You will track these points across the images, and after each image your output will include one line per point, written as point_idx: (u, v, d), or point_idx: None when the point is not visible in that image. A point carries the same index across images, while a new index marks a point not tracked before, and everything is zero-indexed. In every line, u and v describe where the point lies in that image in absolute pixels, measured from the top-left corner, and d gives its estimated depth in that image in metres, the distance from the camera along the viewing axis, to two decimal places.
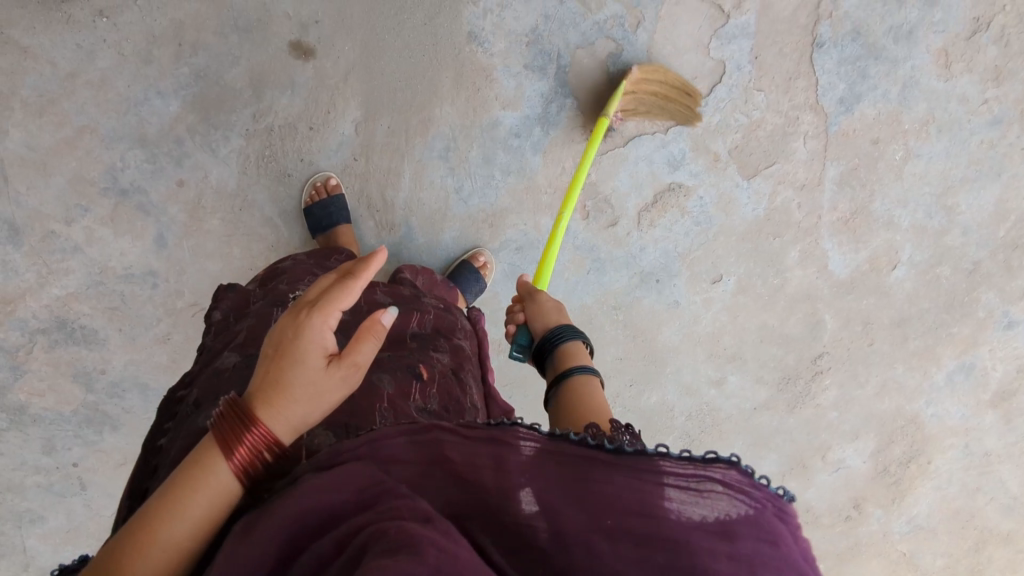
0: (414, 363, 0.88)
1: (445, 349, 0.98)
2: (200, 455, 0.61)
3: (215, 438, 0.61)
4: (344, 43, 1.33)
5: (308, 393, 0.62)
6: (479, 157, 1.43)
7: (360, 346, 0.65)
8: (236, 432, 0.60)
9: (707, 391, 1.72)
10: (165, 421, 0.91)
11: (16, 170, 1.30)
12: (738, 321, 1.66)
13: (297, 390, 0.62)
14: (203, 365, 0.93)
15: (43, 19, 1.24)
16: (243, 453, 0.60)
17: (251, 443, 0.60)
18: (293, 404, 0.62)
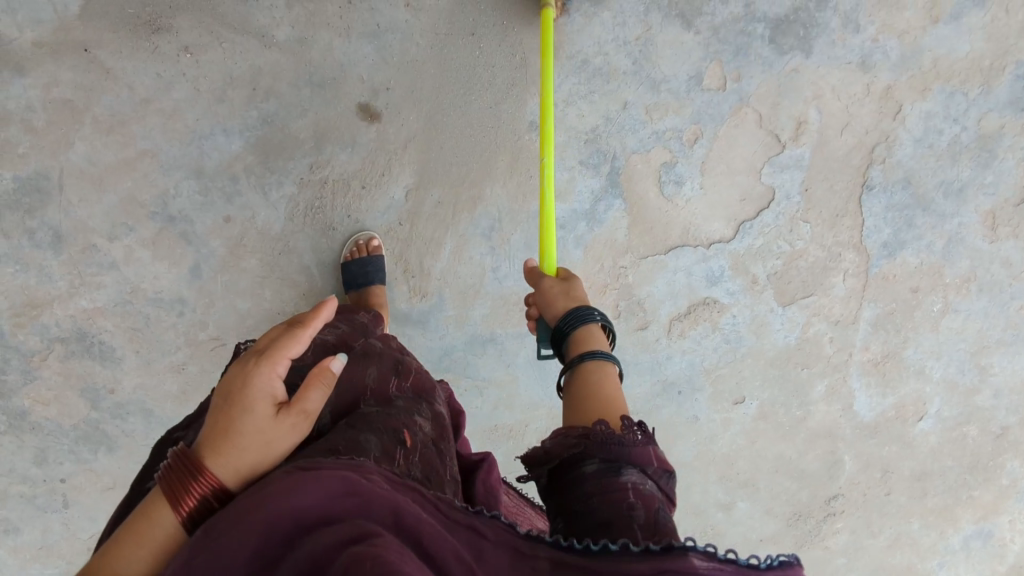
0: (396, 428, 0.82)
1: (429, 417, 0.93)
2: (151, 505, 0.63)
3: (163, 490, 0.63)
4: (410, 112, 1.37)
5: (257, 442, 0.65)
6: (521, 241, 1.44)
7: (308, 397, 0.68)
8: (185, 481, 0.62)
9: (713, 514, 1.66)
10: (157, 460, 0.83)
11: (72, 181, 1.31)
12: (756, 447, 1.62)
13: (245, 439, 0.64)
14: (205, 408, 0.88)
15: (131, 45, 1.28)
16: (190, 503, 0.62)
17: (200, 491, 0.62)
18: (241, 453, 0.64)
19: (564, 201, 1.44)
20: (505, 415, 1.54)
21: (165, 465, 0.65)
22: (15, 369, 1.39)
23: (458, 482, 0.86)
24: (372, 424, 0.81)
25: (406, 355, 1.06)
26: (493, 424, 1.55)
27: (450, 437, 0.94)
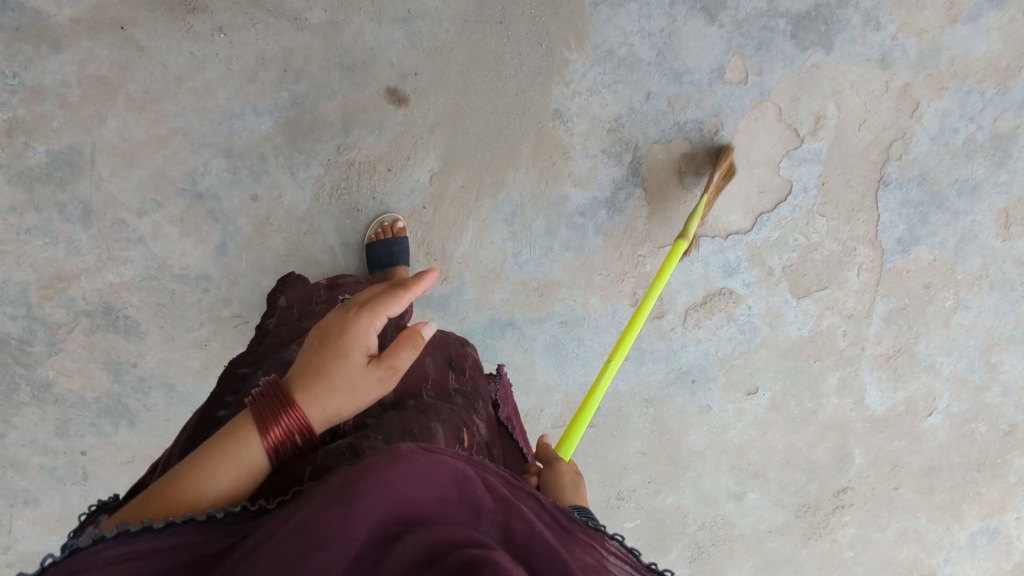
0: (460, 426, 0.91)
1: (482, 417, 1.02)
2: (238, 430, 0.67)
3: (252, 414, 0.68)
4: (437, 97, 1.39)
5: (346, 386, 0.68)
6: (542, 228, 1.46)
7: (399, 355, 0.70)
8: (277, 412, 0.67)
9: (724, 504, 1.66)
10: (226, 394, 0.96)
11: (103, 156, 1.33)
12: (767, 438, 1.64)
13: (337, 383, 0.68)
14: (268, 353, 1.02)
15: (166, 24, 1.30)
16: (277, 434, 0.66)
17: (287, 425, 0.67)
18: (329, 396, 0.68)
19: (585, 189, 1.45)
20: (521, 399, 1.56)
21: (255, 395, 0.69)
22: (40, 341, 1.40)
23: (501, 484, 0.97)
24: (440, 417, 0.89)
25: (464, 347, 1.15)
26: None
27: (495, 441, 1.03)
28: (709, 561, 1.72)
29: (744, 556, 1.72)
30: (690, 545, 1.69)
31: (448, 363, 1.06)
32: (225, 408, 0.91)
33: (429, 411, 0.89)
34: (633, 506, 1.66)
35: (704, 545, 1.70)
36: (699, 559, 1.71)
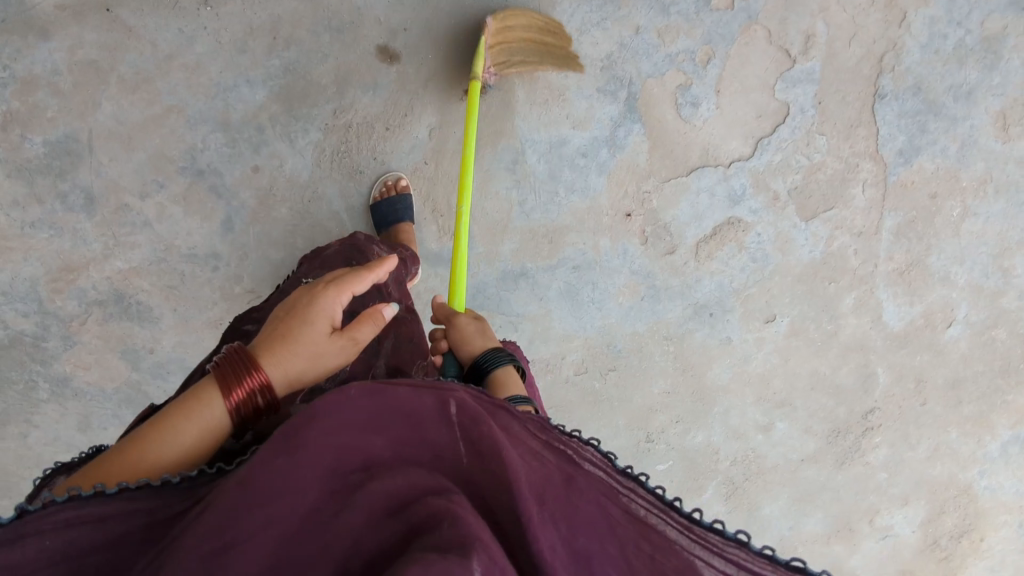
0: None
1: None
2: (205, 388, 0.71)
3: (218, 373, 0.72)
4: (429, 52, 1.37)
5: (311, 351, 0.77)
6: (544, 172, 1.48)
7: (360, 329, 0.81)
8: (241, 374, 0.72)
9: (754, 437, 1.67)
10: None
11: (101, 142, 1.32)
12: (789, 365, 1.64)
13: (303, 350, 0.76)
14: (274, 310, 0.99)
15: (151, 2, 1.27)
16: (244, 393, 0.72)
17: (251, 386, 0.72)
18: (294, 360, 0.76)
19: (584, 129, 1.46)
20: (539, 347, 1.58)
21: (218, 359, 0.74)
22: (55, 336, 1.39)
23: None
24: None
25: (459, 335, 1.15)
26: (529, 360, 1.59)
27: None
28: (743, 496, 1.73)
29: (778, 487, 1.73)
30: (725, 483, 1.71)
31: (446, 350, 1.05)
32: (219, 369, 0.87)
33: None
34: (663, 446, 1.67)
35: (737, 479, 1.71)
36: (734, 494, 1.72)
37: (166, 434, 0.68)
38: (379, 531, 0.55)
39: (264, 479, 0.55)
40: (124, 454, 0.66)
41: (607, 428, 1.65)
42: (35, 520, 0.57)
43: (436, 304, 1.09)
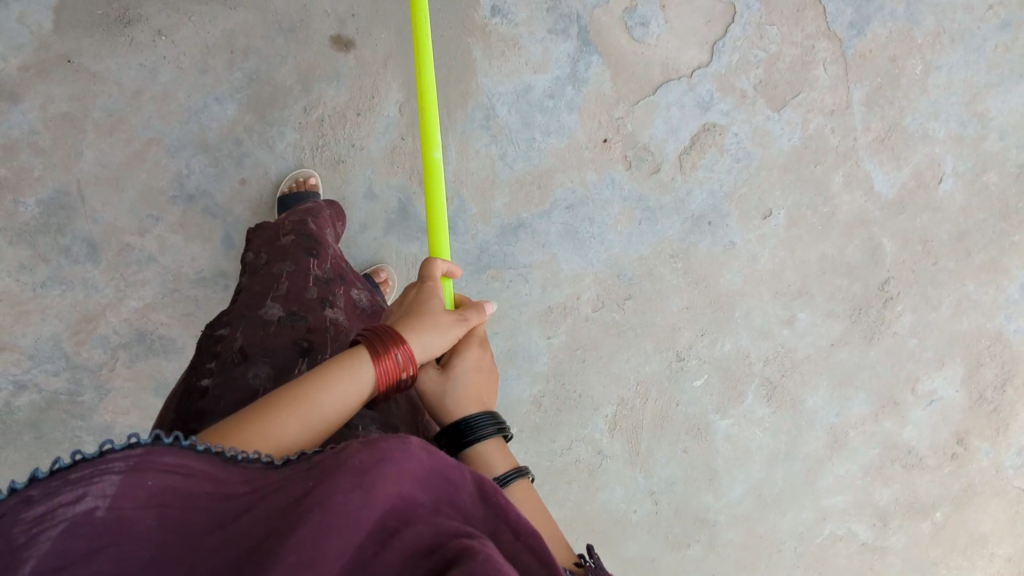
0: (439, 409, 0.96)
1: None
2: (350, 361, 0.74)
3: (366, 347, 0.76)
4: (380, 31, 1.41)
5: (440, 328, 0.80)
6: (517, 121, 1.55)
7: (472, 313, 0.86)
8: (389, 345, 0.76)
9: (780, 332, 1.72)
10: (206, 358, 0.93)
11: (91, 189, 1.35)
12: (796, 254, 1.68)
13: (439, 333, 0.80)
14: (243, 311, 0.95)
15: (108, 44, 1.33)
16: (391, 364, 0.75)
17: (399, 357, 0.76)
18: (430, 342, 0.79)
19: (545, 71, 1.54)
20: (554, 293, 1.63)
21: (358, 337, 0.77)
22: (88, 389, 1.42)
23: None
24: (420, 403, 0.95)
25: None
26: (546, 307, 1.63)
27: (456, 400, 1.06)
28: (784, 394, 1.76)
29: (816, 376, 1.76)
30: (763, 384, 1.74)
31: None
32: (208, 376, 0.89)
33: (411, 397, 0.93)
34: (694, 362, 1.71)
35: (775, 377, 1.74)
36: (775, 393, 1.75)
37: (313, 401, 0.70)
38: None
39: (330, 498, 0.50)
40: (264, 418, 0.66)
41: (636, 356, 1.68)
42: (138, 462, 0.51)
43: None
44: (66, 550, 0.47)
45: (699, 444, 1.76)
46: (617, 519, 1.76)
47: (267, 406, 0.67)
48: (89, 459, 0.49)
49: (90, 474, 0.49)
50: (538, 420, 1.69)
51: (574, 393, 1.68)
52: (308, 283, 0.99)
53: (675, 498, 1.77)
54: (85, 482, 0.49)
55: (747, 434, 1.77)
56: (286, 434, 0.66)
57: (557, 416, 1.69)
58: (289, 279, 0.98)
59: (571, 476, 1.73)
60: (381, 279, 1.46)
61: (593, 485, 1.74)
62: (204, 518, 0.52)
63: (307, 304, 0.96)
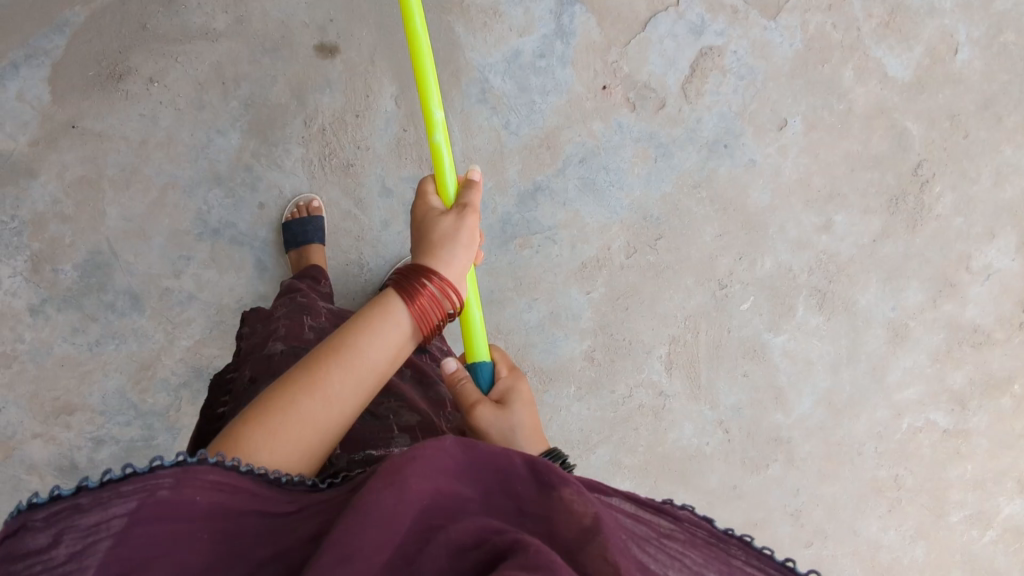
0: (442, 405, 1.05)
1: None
2: (384, 308, 0.76)
3: (396, 291, 0.77)
4: (361, 30, 1.41)
5: (463, 249, 0.83)
6: (514, 88, 1.56)
7: (469, 194, 0.89)
8: (420, 284, 0.77)
9: (818, 240, 1.70)
10: (220, 397, 1.03)
11: (121, 243, 1.39)
12: (821, 158, 1.67)
13: (459, 247, 0.83)
14: (247, 353, 1.06)
15: (106, 102, 1.35)
16: (427, 298, 0.77)
17: (433, 291, 0.78)
18: (455, 260, 0.82)
19: (531, 33, 1.55)
20: (584, 249, 1.63)
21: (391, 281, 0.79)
22: (162, 431, 1.45)
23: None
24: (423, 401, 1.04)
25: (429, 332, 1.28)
26: (580, 264, 1.63)
27: None
28: (836, 299, 1.74)
29: (865, 274, 1.73)
30: (812, 292, 1.73)
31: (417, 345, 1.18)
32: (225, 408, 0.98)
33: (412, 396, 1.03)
34: (738, 287, 1.71)
35: (823, 285, 1.73)
36: (826, 300, 1.74)
37: (356, 353, 0.73)
38: (455, 574, 0.51)
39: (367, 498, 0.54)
40: (318, 382, 0.71)
41: (679, 293, 1.68)
42: (184, 477, 0.56)
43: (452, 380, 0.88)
44: (120, 553, 0.52)
45: (759, 365, 1.75)
46: (691, 454, 1.77)
47: (313, 366, 0.72)
48: (139, 472, 0.55)
49: (140, 487, 0.54)
50: (594, 374, 1.70)
51: (623, 341, 1.69)
52: (305, 321, 1.09)
53: (745, 423, 1.78)
54: (136, 494, 0.54)
55: (807, 346, 1.76)
56: (340, 392, 0.72)
57: (612, 366, 1.70)
58: (285, 321, 1.09)
59: (638, 422, 1.74)
60: None
61: (661, 427, 1.75)
62: (248, 533, 0.58)
63: (305, 333, 1.05)
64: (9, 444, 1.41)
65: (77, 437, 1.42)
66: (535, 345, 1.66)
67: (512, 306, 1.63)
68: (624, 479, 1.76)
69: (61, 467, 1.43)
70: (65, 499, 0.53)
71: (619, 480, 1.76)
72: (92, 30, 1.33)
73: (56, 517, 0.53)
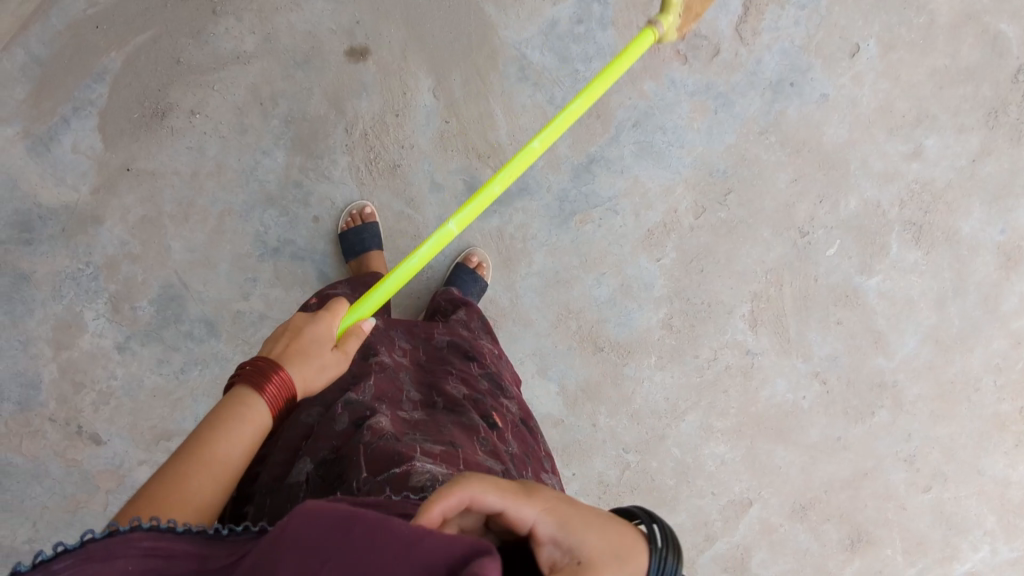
0: (488, 412, 0.98)
1: (513, 397, 1.11)
2: (241, 401, 0.76)
3: (249, 386, 0.77)
4: (389, 27, 1.39)
5: (316, 362, 0.85)
6: (554, 60, 1.46)
7: (352, 340, 0.92)
8: (272, 379, 0.78)
9: (908, 169, 1.58)
10: None
11: (190, 274, 1.42)
12: (903, 80, 1.53)
13: (314, 363, 0.84)
14: None
15: (155, 141, 1.37)
16: (274, 395, 0.78)
17: (282, 389, 0.79)
18: (303, 369, 0.83)
19: None
20: (651, 214, 1.55)
21: (244, 372, 0.79)
22: None
23: (548, 454, 1.06)
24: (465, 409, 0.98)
25: (477, 338, 1.23)
26: (645, 232, 1.56)
27: (532, 419, 1.10)
28: (935, 229, 1.60)
29: (965, 200, 1.59)
30: (905, 226, 1.60)
31: (467, 356, 1.13)
32: None
33: (452, 406, 0.97)
34: (822, 232, 1.60)
35: (919, 217, 1.60)
36: (924, 234, 1.61)
37: (210, 448, 0.70)
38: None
39: (298, 534, 0.45)
40: (182, 476, 0.67)
41: (757, 247, 1.59)
42: (116, 546, 0.54)
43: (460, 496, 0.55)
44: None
45: (853, 311, 1.65)
46: (787, 411, 1.69)
47: (172, 469, 0.67)
48: (69, 549, 0.53)
49: (73, 564, 0.52)
50: (675, 342, 1.63)
51: (701, 304, 1.61)
52: None
53: (843, 371, 1.68)
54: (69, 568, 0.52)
55: (905, 284, 1.63)
56: (198, 487, 0.67)
57: (692, 332, 1.63)
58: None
59: (727, 384, 1.67)
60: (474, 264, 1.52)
61: (751, 387, 1.67)
62: None
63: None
64: (118, 473, 1.46)
65: None
66: (609, 321, 1.60)
67: (581, 284, 1.57)
68: (718, 443, 1.70)
69: None
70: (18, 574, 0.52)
71: (714, 446, 1.70)
72: (130, 73, 1.34)
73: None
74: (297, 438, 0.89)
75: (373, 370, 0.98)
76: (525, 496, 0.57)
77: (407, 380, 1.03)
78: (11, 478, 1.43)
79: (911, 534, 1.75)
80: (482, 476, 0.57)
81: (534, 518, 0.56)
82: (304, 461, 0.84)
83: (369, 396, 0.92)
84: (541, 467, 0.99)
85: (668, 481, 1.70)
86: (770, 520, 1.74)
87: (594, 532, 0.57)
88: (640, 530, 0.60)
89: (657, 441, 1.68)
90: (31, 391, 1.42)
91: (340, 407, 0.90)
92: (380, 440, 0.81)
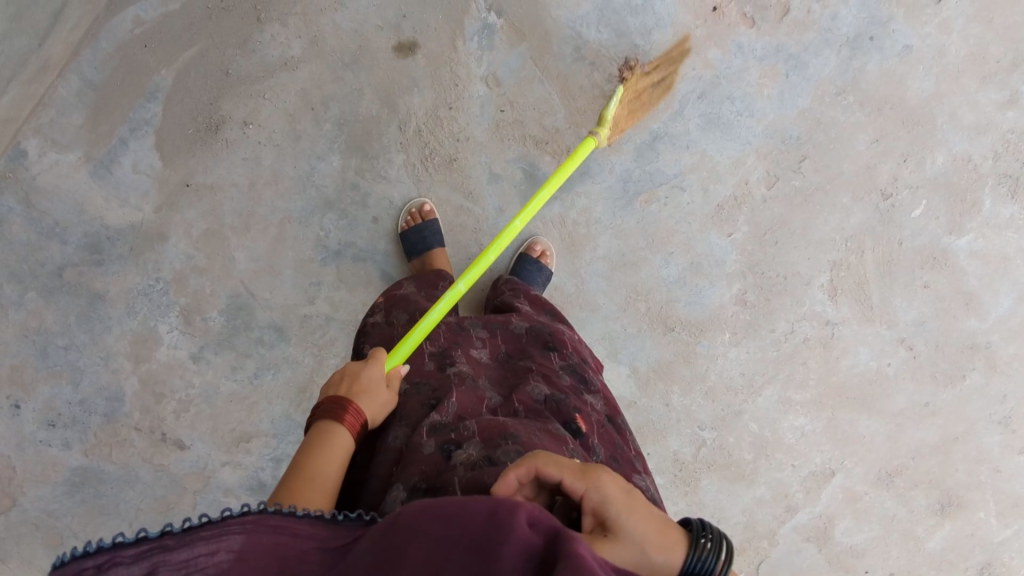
0: (571, 416, 0.92)
1: (598, 391, 1.04)
2: (318, 432, 0.83)
3: (320, 421, 0.85)
4: (436, 18, 1.38)
5: (377, 390, 0.92)
6: (612, 36, 1.42)
7: (395, 372, 0.99)
8: (343, 410, 0.86)
9: (1003, 118, 1.46)
10: None
11: (256, 283, 1.42)
12: (996, 23, 1.42)
13: (373, 392, 0.91)
14: None
15: (210, 154, 1.37)
16: (349, 422, 0.85)
17: (353, 417, 0.86)
18: (366, 398, 0.90)
19: None
20: (720, 188, 1.48)
21: (314, 415, 0.87)
22: None
23: (638, 452, 0.99)
24: (547, 415, 0.93)
25: (555, 324, 1.16)
26: (715, 207, 1.48)
27: (617, 411, 1.04)
28: None
29: None
30: (1001, 179, 1.48)
31: (547, 347, 1.07)
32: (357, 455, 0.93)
33: (534, 414, 0.92)
34: (906, 192, 1.49)
35: (1016, 169, 1.48)
36: (1021, 186, 1.49)
37: (308, 468, 0.76)
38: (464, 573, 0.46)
39: (434, 509, 0.50)
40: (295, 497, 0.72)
41: (836, 214, 1.49)
42: (249, 522, 0.57)
43: (519, 470, 0.63)
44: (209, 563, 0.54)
45: (942, 273, 1.53)
46: (871, 379, 1.58)
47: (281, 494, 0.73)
48: (214, 520, 0.55)
49: (215, 532, 0.55)
50: (749, 317, 1.54)
51: (778, 277, 1.52)
52: (424, 347, 1.03)
53: (932, 336, 1.56)
54: (206, 536, 0.54)
55: (1000, 241, 1.52)
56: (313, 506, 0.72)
57: (768, 306, 1.53)
58: (405, 353, 1.03)
59: (805, 356, 1.56)
60: (538, 253, 1.47)
61: (832, 358, 1.57)
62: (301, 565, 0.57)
63: (427, 365, 0.99)
64: (204, 475, 1.47)
65: (258, 462, 1.47)
66: (679, 301, 1.52)
67: (649, 265, 1.50)
68: (799, 418, 1.60)
69: (250, 490, 1.49)
70: (150, 540, 0.53)
71: (793, 419, 1.60)
72: (182, 89, 1.34)
73: (146, 551, 0.53)
74: (389, 464, 0.86)
75: (453, 384, 0.94)
76: (581, 475, 0.62)
77: (486, 384, 0.98)
78: (105, 485, 1.45)
79: (1005, 496, 1.66)
80: (547, 455, 0.64)
81: (585, 492, 0.61)
82: (397, 490, 0.80)
83: (452, 415, 0.88)
84: (633, 468, 0.92)
85: (746, 455, 1.60)
86: (853, 489, 1.63)
87: (638, 516, 0.61)
88: (682, 532, 0.64)
89: (733, 417, 1.58)
90: (116, 403, 1.43)
91: (425, 431, 0.86)
92: (470, 471, 0.77)
